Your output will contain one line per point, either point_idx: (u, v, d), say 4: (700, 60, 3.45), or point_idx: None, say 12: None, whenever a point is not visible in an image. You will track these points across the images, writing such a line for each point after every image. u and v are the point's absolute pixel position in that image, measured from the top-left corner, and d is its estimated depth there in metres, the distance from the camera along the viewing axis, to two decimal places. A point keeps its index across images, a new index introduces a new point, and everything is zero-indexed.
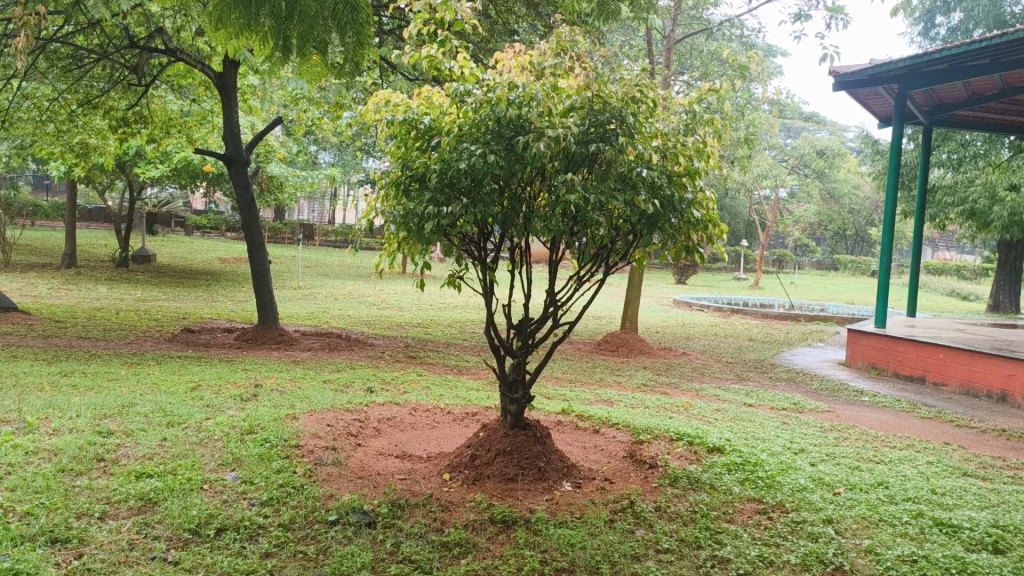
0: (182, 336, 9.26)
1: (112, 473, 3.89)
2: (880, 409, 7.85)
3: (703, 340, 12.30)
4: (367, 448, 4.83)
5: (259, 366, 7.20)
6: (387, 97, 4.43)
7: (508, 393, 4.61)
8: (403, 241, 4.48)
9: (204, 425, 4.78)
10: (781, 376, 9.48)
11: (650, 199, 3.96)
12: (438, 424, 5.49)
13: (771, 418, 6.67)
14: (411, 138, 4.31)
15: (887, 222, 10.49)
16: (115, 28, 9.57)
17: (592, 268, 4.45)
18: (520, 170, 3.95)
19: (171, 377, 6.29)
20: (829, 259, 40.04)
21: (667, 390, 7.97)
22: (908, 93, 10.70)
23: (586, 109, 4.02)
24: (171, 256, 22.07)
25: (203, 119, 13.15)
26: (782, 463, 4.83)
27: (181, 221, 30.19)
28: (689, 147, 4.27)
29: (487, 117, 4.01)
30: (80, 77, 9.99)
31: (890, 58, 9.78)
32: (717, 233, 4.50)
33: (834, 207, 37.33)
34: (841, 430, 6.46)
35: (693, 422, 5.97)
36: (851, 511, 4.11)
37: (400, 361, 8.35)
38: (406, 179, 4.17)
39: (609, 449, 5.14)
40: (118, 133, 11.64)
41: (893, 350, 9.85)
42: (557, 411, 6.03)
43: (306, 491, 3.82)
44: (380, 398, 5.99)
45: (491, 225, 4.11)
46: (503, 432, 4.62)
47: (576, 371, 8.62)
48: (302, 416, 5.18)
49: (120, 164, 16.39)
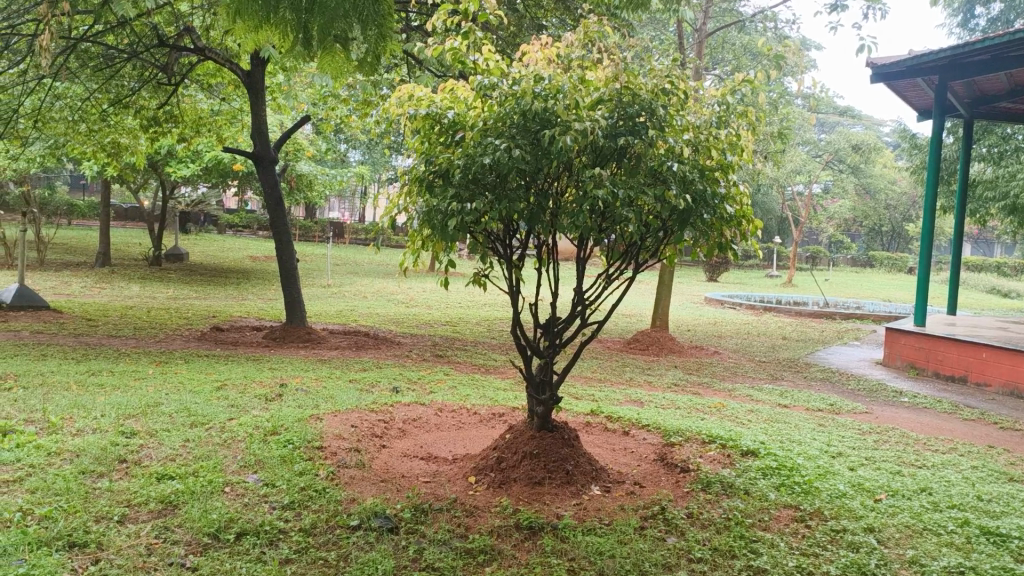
0: (211, 334, 9.27)
1: (134, 474, 3.84)
2: (920, 410, 7.61)
3: (736, 339, 12.08)
4: (392, 450, 4.75)
5: (285, 365, 7.16)
6: (410, 91, 4.32)
7: (535, 394, 4.50)
8: (427, 239, 4.39)
9: (227, 425, 4.73)
10: (816, 376, 9.25)
11: (681, 194, 3.82)
12: (465, 425, 5.40)
13: (806, 420, 6.47)
14: (435, 133, 4.20)
15: (927, 217, 10.20)
16: (145, 27, 9.59)
17: (621, 266, 4.31)
18: (546, 165, 3.83)
19: (197, 376, 6.26)
20: (864, 256, 39.33)
21: (699, 389, 7.81)
22: (949, 85, 10.37)
23: (614, 101, 3.89)
24: (203, 254, 22.23)
25: (233, 118, 13.20)
26: (820, 468, 4.66)
27: (213, 220, 30.44)
28: (722, 140, 4.10)
29: (511, 111, 3.89)
30: (111, 77, 10.03)
31: (931, 49, 9.50)
32: (750, 229, 4.34)
33: (870, 203, 36.66)
34: (881, 433, 6.25)
35: (726, 424, 5.81)
36: (894, 518, 3.93)
37: (427, 360, 8.27)
38: (429, 175, 4.07)
39: (639, 452, 5.01)
40: (149, 132, 11.70)
41: (933, 349, 9.57)
42: (585, 412, 5.90)
43: (328, 495, 3.75)
44: (405, 398, 5.90)
45: (517, 221, 3.99)
46: (530, 434, 4.50)
47: (606, 371, 8.48)
48: (327, 416, 5.11)
49: (152, 164, 16.52)
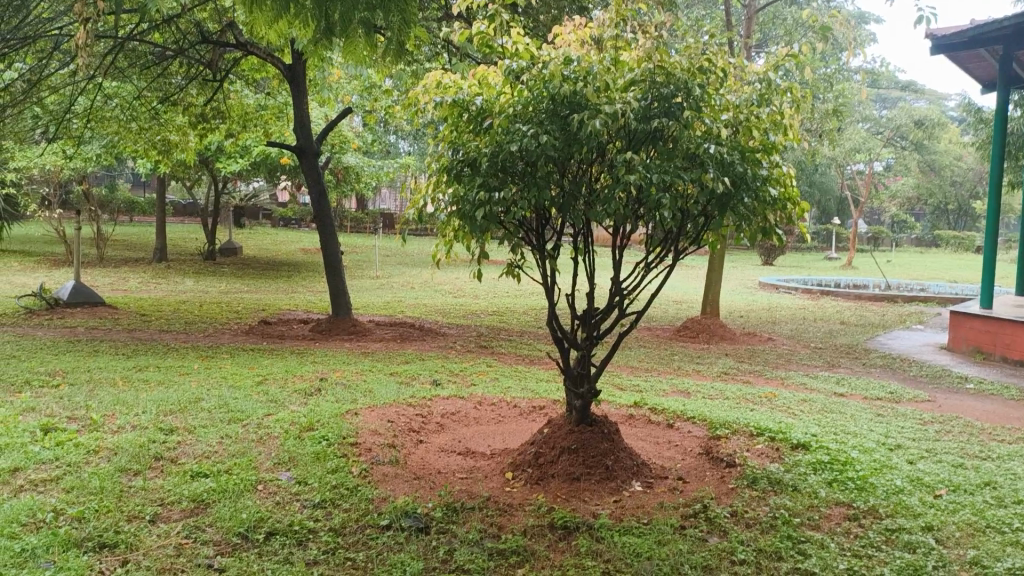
0: (259, 328, 9.36)
1: (168, 472, 3.84)
2: (985, 398, 7.24)
3: (791, 324, 11.72)
4: (429, 445, 4.68)
5: (328, 358, 7.16)
6: (438, 78, 4.20)
7: (573, 387, 4.37)
8: (459, 230, 4.27)
9: (264, 421, 4.72)
10: (874, 363, 8.91)
11: (720, 177, 3.62)
12: (505, 418, 5.30)
13: (863, 410, 6.20)
14: (464, 121, 4.08)
15: (993, 193, 9.70)
16: (188, 24, 9.71)
17: (661, 253, 4.14)
18: (577, 151, 3.68)
19: (240, 371, 6.30)
20: (929, 235, 38.04)
21: (750, 378, 7.57)
22: (1015, 55, 9.84)
23: (648, 81, 3.71)
24: (257, 248, 22.59)
25: (279, 112, 13.31)
26: (875, 461, 4.43)
27: (268, 214, 30.91)
28: (764, 120, 3.88)
29: (540, 95, 3.75)
30: (157, 75, 10.18)
31: (994, 17, 9.01)
32: (797, 211, 4.12)
33: (934, 180, 35.36)
34: (943, 423, 5.94)
35: (777, 415, 5.59)
36: (954, 516, 3.69)
37: (471, 351, 8.19)
38: (458, 165, 3.95)
39: (683, 445, 4.84)
40: (197, 128, 11.85)
41: (1001, 333, 9.13)
42: (629, 404, 5.74)
43: (360, 493, 3.68)
44: (445, 391, 5.82)
45: (548, 210, 3.86)
46: (568, 428, 4.38)
47: (653, 360, 8.29)
48: (364, 411, 5.06)
49: (204, 160, 16.80)
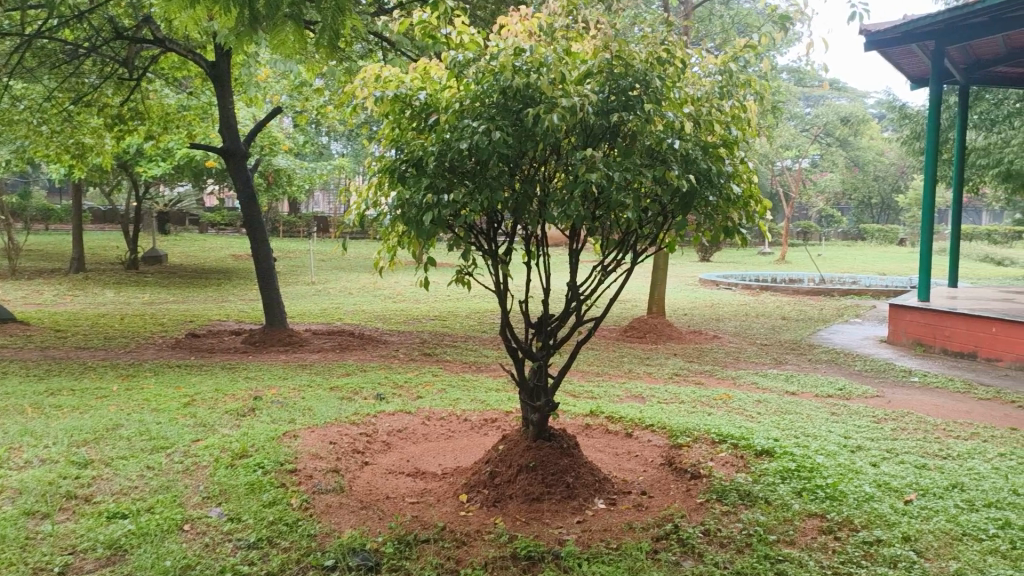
0: (187, 341, 8.82)
1: (81, 514, 3.43)
2: (933, 391, 7.24)
3: (734, 321, 11.71)
4: (375, 467, 4.35)
5: (262, 373, 6.74)
6: (377, 71, 3.87)
7: (529, 400, 4.11)
8: (403, 236, 3.96)
9: (192, 449, 4.32)
10: (820, 358, 8.89)
11: (684, 174, 3.40)
12: (455, 433, 5.00)
13: (818, 409, 6.09)
14: (406, 119, 3.76)
15: (928, 186, 9.81)
16: (101, 20, 9.14)
17: (619, 256, 3.90)
18: (531, 149, 3.41)
19: (165, 391, 5.84)
20: (855, 229, 39.04)
21: (702, 379, 7.42)
22: (945, 51, 9.98)
23: (605, 73, 3.46)
24: (183, 255, 21.71)
25: (203, 113, 12.72)
26: (842, 467, 4.27)
27: (195, 220, 29.83)
28: (726, 113, 3.66)
29: (490, 88, 3.48)
30: (69, 74, 9.57)
31: (925, 14, 9.12)
32: (759, 210, 3.95)
33: (859, 175, 36.29)
34: (897, 419, 5.87)
35: (734, 418, 5.42)
36: (928, 524, 3.52)
37: (415, 359, 7.86)
38: (401, 165, 3.64)
39: (644, 456, 4.63)
40: (114, 131, 11.19)
41: (939, 325, 9.21)
42: (584, 413, 5.49)
43: (301, 529, 3.34)
44: (389, 406, 5.48)
45: (501, 212, 3.57)
46: (525, 444, 4.11)
47: (602, 363, 8.08)
48: (302, 433, 4.69)
49: (123, 164, 16.00)
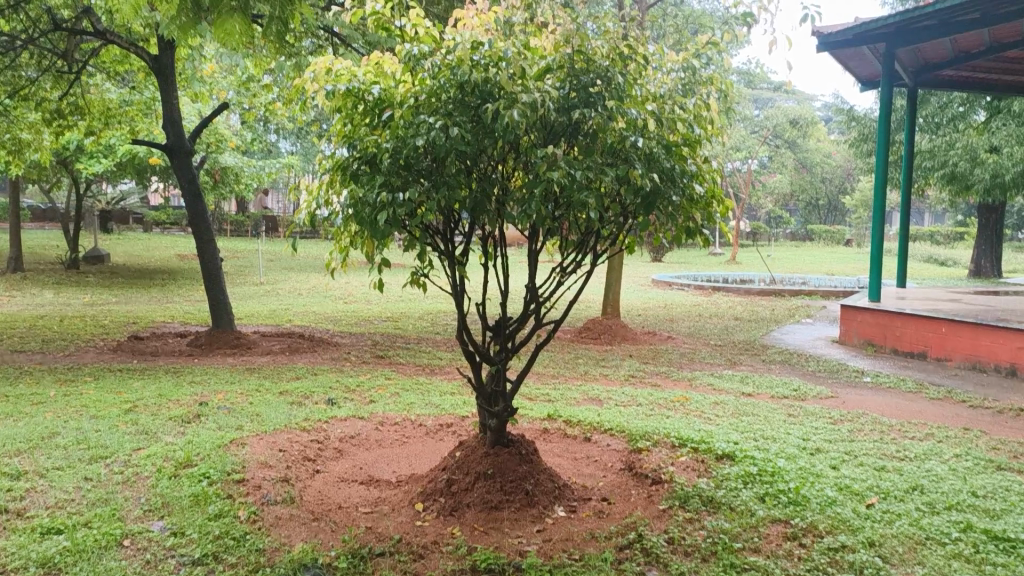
0: (129, 344, 8.49)
1: (12, 530, 3.21)
2: (885, 391, 7.31)
3: (689, 322, 11.74)
4: (326, 476, 4.19)
5: (208, 377, 6.49)
6: (328, 64, 3.70)
7: (487, 406, 3.99)
8: (356, 236, 3.78)
9: (134, 458, 4.09)
10: (774, 359, 8.93)
11: (646, 173, 3.31)
12: (409, 439, 4.85)
13: (775, 411, 6.08)
14: (359, 113, 3.60)
15: (878, 186, 9.96)
16: (38, 9, 8.75)
17: (579, 257, 3.80)
18: (490, 146, 3.29)
19: (105, 396, 5.57)
20: (802, 230, 39.72)
21: (658, 381, 7.37)
22: (895, 53, 10.13)
23: (565, 69, 3.37)
24: (127, 255, 21.07)
25: (147, 109, 12.33)
26: (803, 470, 4.24)
27: (139, 218, 29.01)
28: (688, 112, 3.59)
29: (447, 82, 3.34)
30: (4, 66, 9.15)
31: (877, 16, 9.23)
32: (721, 210, 3.89)
33: (807, 177, 36.96)
34: (853, 421, 5.89)
35: (693, 421, 5.37)
36: (891, 528, 3.49)
37: (367, 362, 7.67)
38: (354, 162, 3.47)
39: (603, 461, 4.55)
40: (52, 126, 10.75)
41: (890, 325, 9.33)
42: (541, 416, 5.39)
43: (248, 543, 3.16)
44: (342, 411, 5.30)
45: (458, 211, 3.44)
46: (483, 451, 3.99)
47: (558, 365, 7.98)
48: (250, 440, 4.49)
49: (63, 160, 15.44)
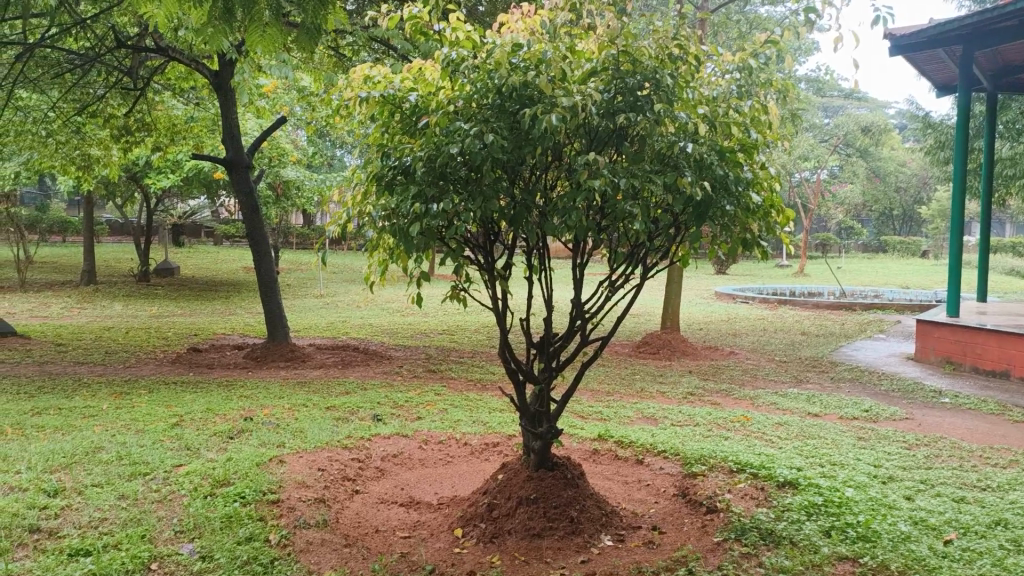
0: (187, 356, 8.57)
1: (42, 550, 3.15)
2: (963, 413, 6.85)
3: (753, 337, 11.32)
4: (366, 497, 4.07)
5: (258, 391, 6.45)
6: (365, 71, 3.57)
7: (530, 427, 3.80)
8: (393, 249, 3.65)
9: (173, 476, 4.03)
10: (843, 377, 8.49)
11: (697, 180, 3.09)
12: (454, 459, 4.70)
13: (843, 433, 5.72)
14: (396, 122, 3.46)
15: (957, 196, 9.42)
16: (104, 27, 8.90)
17: (626, 270, 3.59)
18: (530, 154, 3.12)
19: (155, 410, 5.57)
20: (875, 241, 38.30)
21: (718, 400, 7.04)
22: (973, 56, 9.60)
23: (609, 71, 3.16)
24: (195, 268, 21.57)
25: (211, 124, 12.54)
26: (873, 501, 3.92)
27: (210, 231, 29.73)
28: (744, 115, 3.34)
29: (485, 87, 3.18)
30: (73, 84, 9.37)
31: (953, 17, 8.75)
32: (781, 220, 3.63)
33: (879, 186, 35.70)
34: (928, 445, 5.51)
35: (753, 444, 5.07)
36: (973, 569, 3.17)
37: (418, 377, 7.55)
38: (389, 172, 3.33)
39: (655, 486, 4.32)
40: (120, 142, 11.01)
41: (970, 342, 8.79)
42: (592, 436, 5.16)
43: (276, 571, 3.04)
44: (386, 428, 5.17)
45: (497, 222, 3.28)
46: (526, 474, 3.80)
47: (614, 381, 7.71)
48: (291, 458, 4.39)
49: (133, 175, 15.85)
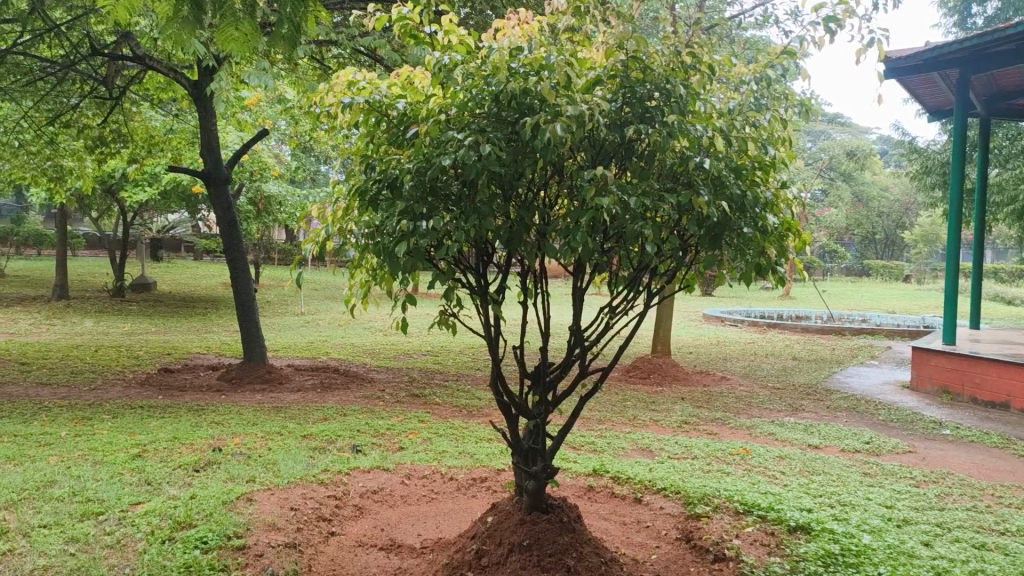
0: (157, 377, 8.17)
1: None
2: (967, 446, 6.59)
3: (744, 361, 11.05)
4: (342, 540, 3.73)
5: (230, 417, 6.09)
6: (349, 76, 3.27)
7: (523, 465, 3.49)
8: (375, 270, 3.33)
9: (130, 515, 3.70)
10: (840, 405, 8.24)
11: (714, 200, 2.81)
12: (438, 495, 4.37)
13: (848, 469, 5.44)
14: (382, 132, 3.16)
15: (952, 222, 9.26)
16: (79, 34, 8.58)
17: (629, 296, 3.30)
18: (529, 168, 2.83)
19: (117, 439, 5.20)
20: (858, 265, 38.32)
21: (715, 429, 6.74)
22: (970, 79, 9.42)
23: (617, 79, 2.89)
24: (173, 283, 21.08)
25: (190, 136, 12.18)
26: (892, 549, 3.61)
27: (190, 246, 29.18)
28: (762, 129, 3.06)
29: (481, 93, 2.89)
30: (45, 93, 9.02)
31: (951, 40, 8.56)
32: (796, 245, 3.37)
33: (863, 210, 35.79)
34: (938, 483, 5.24)
35: (757, 481, 4.77)
36: None
37: (401, 402, 7.20)
38: (373, 186, 3.03)
39: (656, 528, 4.02)
40: (94, 153, 10.64)
41: (967, 371, 8.57)
42: (586, 472, 4.84)
43: None
44: (366, 461, 4.83)
45: (491, 243, 2.98)
46: (518, 517, 3.48)
47: (604, 408, 7.39)
48: (261, 496, 4.05)
49: (109, 187, 15.45)
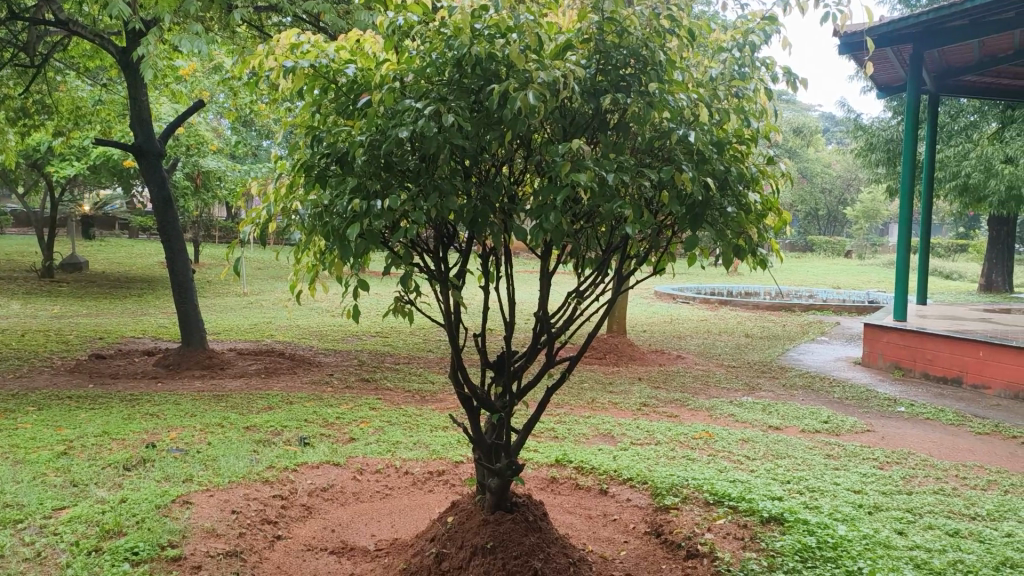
0: (88, 364, 7.70)
1: None
2: (923, 425, 6.57)
3: (698, 339, 10.98)
4: (290, 544, 3.45)
5: (166, 407, 5.71)
6: (292, 38, 2.93)
7: (486, 462, 3.24)
8: (324, 253, 3.02)
9: (52, 523, 3.35)
10: (795, 383, 8.20)
11: (697, 176, 2.58)
12: (393, 491, 4.11)
13: (811, 450, 5.34)
14: (329, 101, 2.84)
15: (903, 199, 9.26)
16: None
17: (600, 278, 3.05)
18: (496, 142, 2.55)
19: (40, 435, 4.79)
20: (802, 240, 38.92)
21: (673, 411, 6.60)
22: (920, 55, 9.37)
23: (592, 42, 2.61)
24: (106, 263, 20.19)
25: (121, 108, 11.54)
26: (868, 540, 3.47)
27: (124, 224, 28.06)
28: (745, 101, 2.82)
29: (441, 59, 2.59)
30: None
31: (904, 15, 8.48)
32: (774, 225, 3.16)
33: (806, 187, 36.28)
34: (901, 464, 5.17)
35: (723, 468, 4.62)
36: None
37: (351, 388, 6.89)
38: (321, 161, 2.73)
39: (623, 521, 3.83)
40: (17, 125, 9.99)
41: (920, 348, 8.61)
42: (548, 462, 4.64)
43: None
44: (314, 455, 4.53)
45: (453, 223, 2.70)
46: (481, 517, 3.24)
47: (561, 391, 7.19)
48: (200, 497, 3.73)
49: (34, 162, 14.62)
